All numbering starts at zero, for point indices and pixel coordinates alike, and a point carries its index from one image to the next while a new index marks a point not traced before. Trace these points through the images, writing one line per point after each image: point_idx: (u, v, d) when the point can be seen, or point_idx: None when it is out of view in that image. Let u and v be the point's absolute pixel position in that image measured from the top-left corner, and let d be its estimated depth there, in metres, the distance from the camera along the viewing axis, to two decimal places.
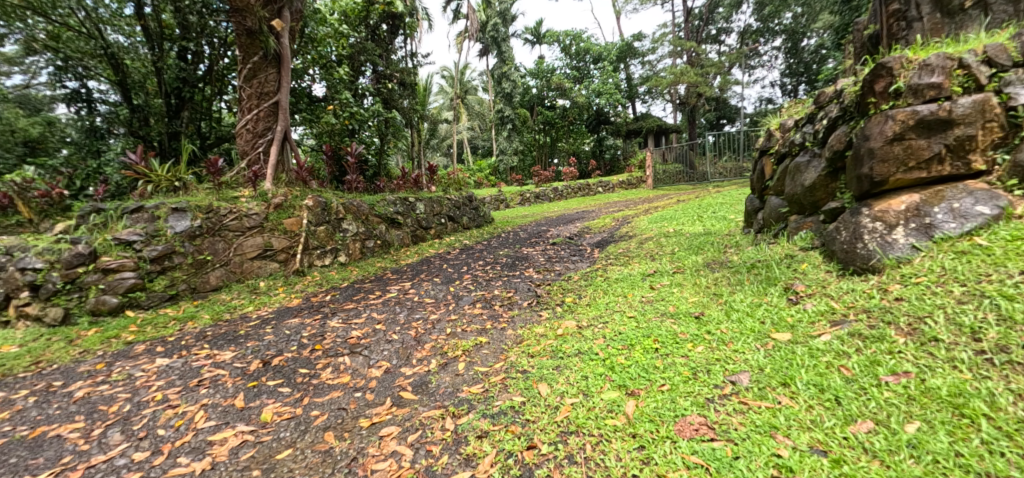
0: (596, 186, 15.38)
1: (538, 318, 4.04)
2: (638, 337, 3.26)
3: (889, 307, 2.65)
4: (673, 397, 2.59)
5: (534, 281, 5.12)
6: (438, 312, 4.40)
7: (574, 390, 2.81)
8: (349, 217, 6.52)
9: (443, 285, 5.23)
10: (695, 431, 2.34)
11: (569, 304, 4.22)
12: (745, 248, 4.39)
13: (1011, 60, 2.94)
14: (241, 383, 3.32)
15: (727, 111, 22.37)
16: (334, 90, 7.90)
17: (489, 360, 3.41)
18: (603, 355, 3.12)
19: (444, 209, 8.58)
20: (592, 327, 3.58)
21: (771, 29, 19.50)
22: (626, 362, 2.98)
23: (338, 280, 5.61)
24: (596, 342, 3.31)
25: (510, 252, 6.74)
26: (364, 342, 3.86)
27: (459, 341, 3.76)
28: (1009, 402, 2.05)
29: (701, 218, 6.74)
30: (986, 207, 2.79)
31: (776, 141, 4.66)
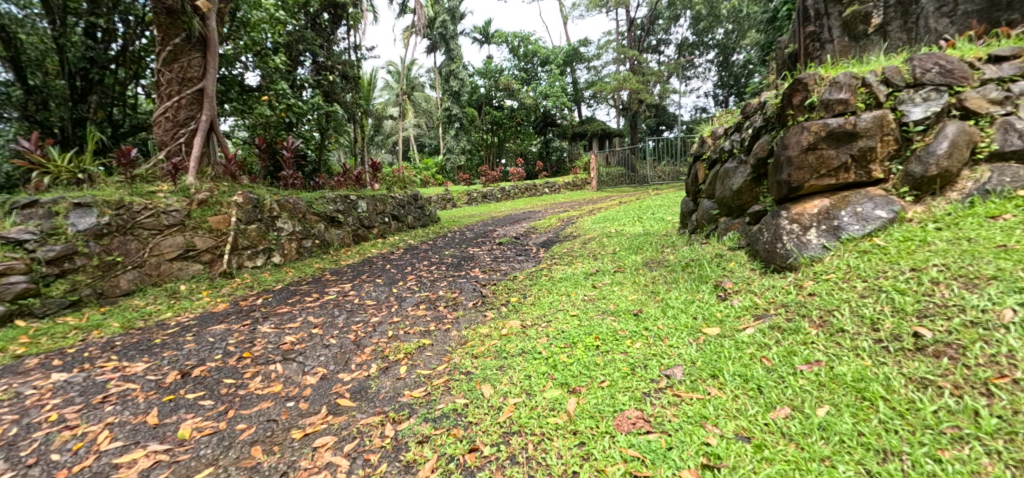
0: (543, 187, 15.60)
1: (483, 319, 4.08)
2: (580, 335, 3.37)
3: (804, 301, 2.91)
4: (613, 393, 2.70)
5: (479, 282, 5.14)
6: (380, 315, 4.34)
7: (516, 390, 2.88)
8: (284, 215, 6.27)
9: (385, 286, 5.15)
10: (633, 425, 2.46)
11: (514, 304, 4.30)
12: (680, 248, 4.64)
13: (903, 82, 3.26)
14: (155, 397, 3.12)
15: (666, 118, 23.44)
16: (269, 79, 7.52)
17: (432, 362, 3.41)
18: (546, 354, 3.21)
19: (388, 208, 8.44)
20: (536, 327, 3.67)
21: (706, 42, 20.64)
22: (569, 360, 3.08)
23: (271, 282, 5.39)
24: (540, 341, 3.40)
25: (456, 252, 6.74)
26: (298, 347, 3.74)
27: (401, 343, 3.73)
28: (902, 385, 2.25)
29: (641, 218, 7.05)
30: (883, 211, 3.10)
31: (708, 147, 4.95)
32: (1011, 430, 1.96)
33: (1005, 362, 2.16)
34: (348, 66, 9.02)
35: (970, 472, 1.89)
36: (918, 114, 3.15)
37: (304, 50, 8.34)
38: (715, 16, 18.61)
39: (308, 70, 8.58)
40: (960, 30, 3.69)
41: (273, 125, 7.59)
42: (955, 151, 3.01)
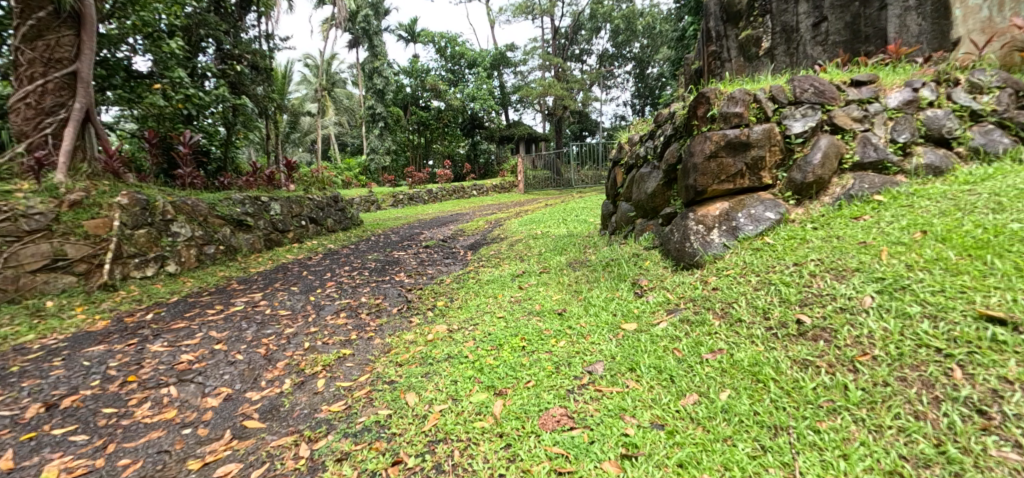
0: (470, 189, 15.62)
1: (408, 325, 4.06)
2: (506, 336, 3.47)
3: (708, 296, 3.20)
4: (538, 392, 2.81)
5: (404, 286, 5.11)
6: (295, 326, 4.19)
7: (442, 397, 2.90)
8: (180, 218, 5.84)
9: (301, 294, 4.96)
10: (557, 423, 2.57)
11: (440, 308, 4.32)
12: (601, 248, 4.90)
13: (786, 99, 3.69)
14: (11, 437, 2.77)
15: (589, 124, 24.39)
16: (163, 65, 6.76)
17: (353, 373, 3.36)
18: (472, 358, 3.27)
19: (304, 210, 8.08)
20: (462, 330, 3.72)
21: (625, 54, 21.79)
22: (495, 362, 3.16)
23: (164, 294, 4.97)
24: (466, 345, 3.46)
25: (380, 256, 6.62)
26: (197, 367, 3.53)
27: (319, 355, 3.64)
28: (788, 366, 2.49)
29: (565, 220, 7.33)
30: (772, 213, 3.50)
31: (625, 153, 5.28)
32: (872, 400, 2.17)
33: (865, 340, 2.41)
34: (258, 56, 8.55)
35: (842, 438, 2.10)
36: (798, 128, 3.59)
37: (207, 36, 7.68)
38: (632, 31, 19.77)
39: (211, 58, 7.94)
40: (830, 56, 4.63)
41: (167, 117, 6.81)
42: (827, 161, 3.47)
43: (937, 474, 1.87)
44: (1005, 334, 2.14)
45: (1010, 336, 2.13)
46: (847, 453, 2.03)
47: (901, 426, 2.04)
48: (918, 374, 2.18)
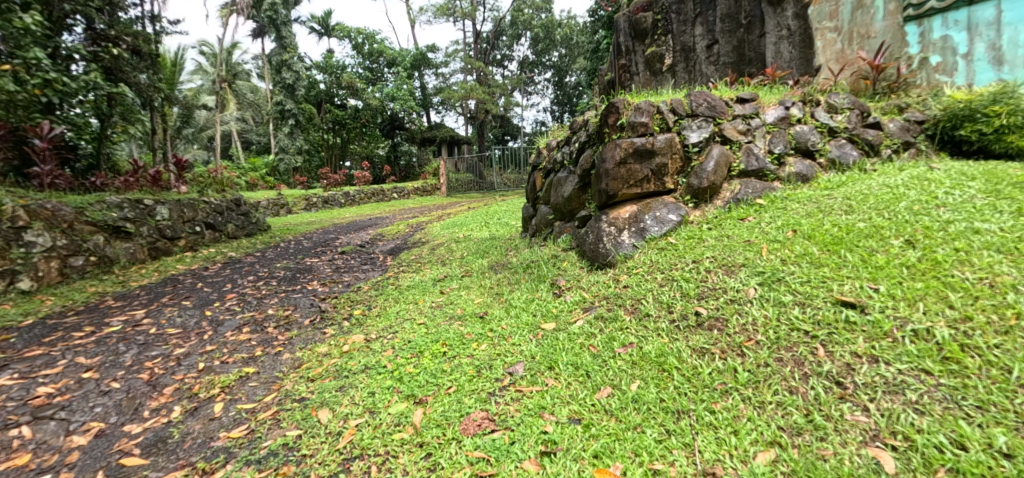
0: (391, 191, 15.21)
1: (321, 337, 3.93)
2: (427, 343, 3.48)
3: (620, 293, 3.42)
4: (460, 397, 2.84)
5: (318, 296, 4.93)
6: (188, 345, 3.90)
7: (359, 410, 2.86)
8: (37, 225, 5.20)
9: (195, 309, 4.61)
10: (478, 427, 2.60)
11: (357, 316, 4.22)
12: (522, 250, 5.05)
13: (685, 112, 4.06)
14: None
15: (510, 128, 24.77)
16: (14, 43, 5.43)
17: (257, 393, 3.21)
18: (391, 367, 3.25)
19: (200, 215, 7.49)
20: (381, 339, 3.68)
21: (545, 62, 22.42)
22: (415, 370, 3.17)
23: (17, 315, 4.37)
24: (385, 354, 3.43)
25: (290, 264, 6.30)
26: (59, 400, 3.16)
27: (217, 376, 3.43)
28: (688, 355, 2.72)
29: (488, 223, 7.43)
30: (674, 215, 3.83)
31: (544, 158, 5.49)
32: (756, 380, 2.43)
33: (750, 327, 2.72)
34: (141, 39, 7.30)
35: (733, 416, 2.31)
36: (695, 138, 3.98)
37: (73, 11, 6.36)
38: (551, 40, 20.37)
39: (78, 38, 6.60)
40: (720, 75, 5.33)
41: (19, 105, 5.66)
42: (718, 168, 3.88)
43: (806, 440, 2.12)
44: (854, 315, 2.51)
45: (859, 317, 2.50)
46: (737, 428, 2.25)
47: (779, 400, 2.30)
48: (791, 355, 2.48)
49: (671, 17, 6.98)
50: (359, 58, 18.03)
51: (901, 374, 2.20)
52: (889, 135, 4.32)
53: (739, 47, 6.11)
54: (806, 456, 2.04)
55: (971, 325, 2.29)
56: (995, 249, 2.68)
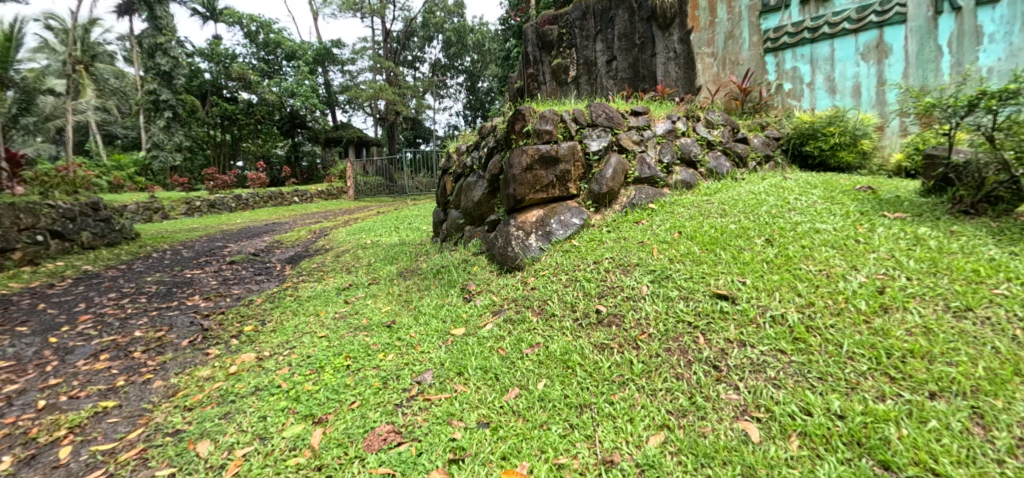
0: (291, 196, 14.26)
1: (203, 359, 3.62)
2: (328, 357, 3.36)
3: (528, 295, 3.56)
4: (363, 412, 2.77)
5: (200, 312, 4.52)
6: (24, 380, 3.41)
7: (247, 438, 2.68)
8: None
9: (35, 336, 4.04)
10: (383, 441, 2.55)
11: (248, 334, 3.93)
12: (432, 256, 5.04)
13: (586, 122, 4.33)
14: None
15: (422, 131, 24.52)
16: None
17: (120, 430, 2.87)
18: (287, 386, 3.09)
19: (41, 222, 6.53)
20: (275, 357, 3.49)
21: (456, 66, 22.47)
22: (314, 387, 3.04)
23: None
24: (280, 372, 3.25)
25: (166, 277, 5.71)
26: None
27: (66, 414, 3.02)
28: (590, 351, 2.90)
29: (398, 228, 7.30)
30: (577, 218, 4.07)
31: (454, 162, 5.54)
32: (649, 370, 2.66)
33: (643, 321, 2.98)
34: None
35: (630, 405, 2.51)
36: (595, 146, 4.26)
37: None
38: (462, 44, 20.47)
39: None
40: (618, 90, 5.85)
41: None
42: (616, 175, 4.19)
43: (690, 420, 2.35)
44: (727, 306, 2.86)
45: (730, 307, 2.85)
46: (633, 416, 2.44)
47: (668, 387, 2.54)
48: (677, 344, 2.75)
49: (575, 31, 7.42)
50: (252, 44, 16.85)
51: (764, 355, 2.53)
52: (754, 149, 5.03)
53: (635, 64, 6.74)
54: (689, 434, 2.27)
55: (814, 308, 2.70)
56: (832, 245, 3.18)
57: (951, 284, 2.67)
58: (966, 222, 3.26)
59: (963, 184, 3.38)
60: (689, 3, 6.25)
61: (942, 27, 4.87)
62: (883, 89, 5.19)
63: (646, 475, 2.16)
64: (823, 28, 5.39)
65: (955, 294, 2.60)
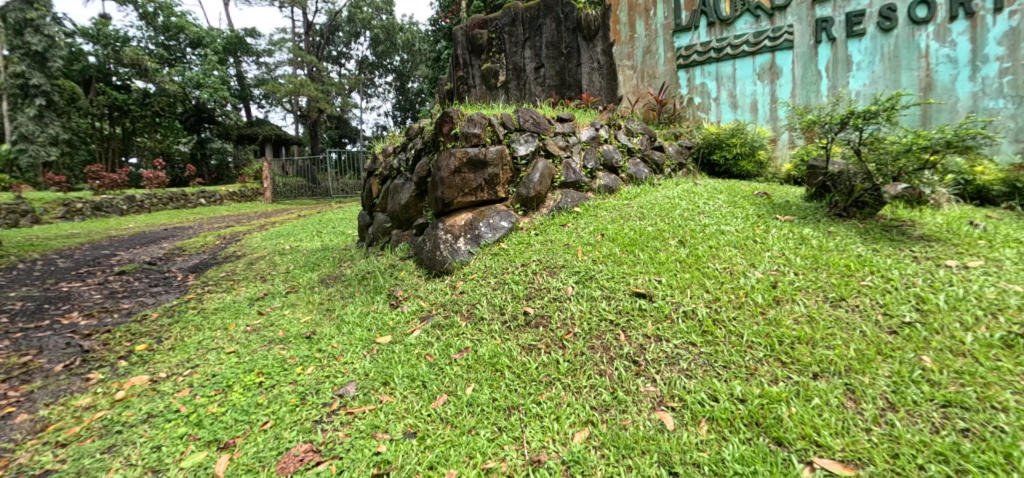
0: (196, 196, 13.16)
1: (83, 386, 3.24)
2: (238, 374, 3.14)
3: (456, 300, 3.55)
4: (278, 433, 2.62)
5: (80, 332, 4.03)
6: None
7: (138, 471, 2.45)
8: None
9: None
10: (300, 461, 2.43)
11: (139, 354, 3.58)
12: (357, 261, 4.88)
13: (513, 126, 4.40)
14: None
15: (348, 131, 23.70)
16: None
17: None
18: (187, 410, 2.85)
19: None
20: (174, 378, 3.21)
21: (384, 64, 21.92)
22: (219, 409, 2.83)
23: None
24: (179, 396, 3.00)
25: (35, 292, 5.06)
26: None
27: None
28: (518, 353, 2.95)
29: (320, 232, 7.00)
30: (505, 221, 4.12)
31: (380, 164, 5.40)
32: (574, 368, 2.75)
33: (568, 321, 3.08)
34: None
35: (556, 404, 2.58)
36: (523, 151, 4.34)
37: None
38: (391, 42, 20.02)
39: None
40: None
41: None
42: (543, 179, 4.29)
43: (612, 414, 2.46)
44: (645, 303, 3.03)
45: (648, 304, 3.02)
46: (559, 415, 2.51)
47: (592, 383, 2.64)
48: (600, 342, 2.87)
49: (505, 37, 7.52)
50: (148, 28, 15.22)
51: (677, 348, 2.71)
52: (669, 157, 5.38)
53: (561, 72, 6.98)
54: (612, 428, 2.38)
55: (719, 303, 2.93)
56: (734, 244, 3.47)
57: (829, 277, 3.01)
58: (840, 224, 3.71)
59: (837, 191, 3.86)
60: (611, 17, 6.59)
61: (821, 55, 5.42)
62: (775, 107, 5.73)
63: (571, 471, 2.23)
64: (726, 49, 5.88)
65: (832, 286, 2.94)
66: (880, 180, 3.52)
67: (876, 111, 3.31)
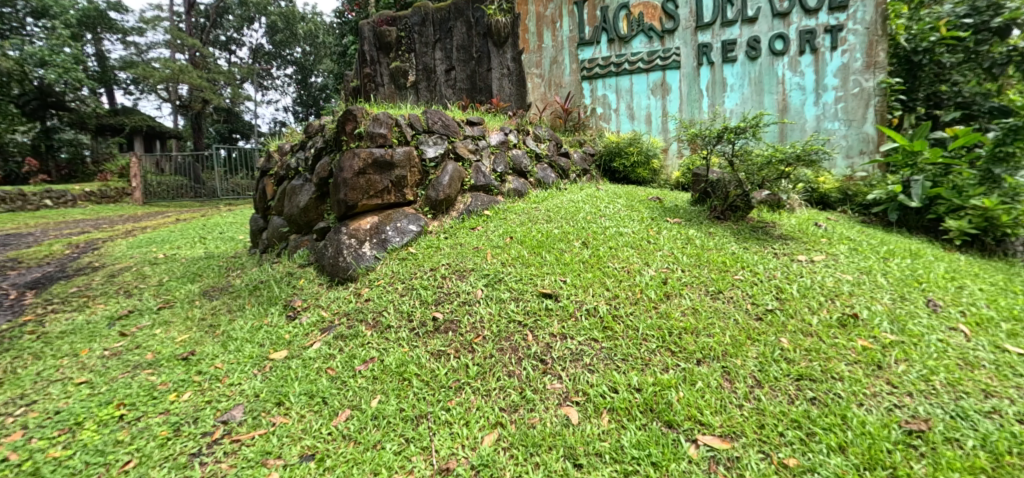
0: (41, 197, 11.26)
1: None
2: (94, 408, 2.72)
3: (361, 308, 3.38)
4: (145, 472, 2.31)
5: None
6: None
7: None
8: None
9: None
10: None
11: None
12: (248, 270, 4.49)
13: (421, 127, 4.30)
14: None
15: (240, 126, 21.86)
16: None
17: None
18: (22, 456, 2.41)
19: None
20: (4, 419, 2.70)
21: (283, 55, 20.48)
22: (67, 451, 2.43)
23: None
24: (11, 440, 2.52)
25: None
26: None
27: None
28: (427, 360, 2.87)
29: (204, 239, 6.35)
30: (414, 225, 4.02)
31: (274, 163, 5.01)
32: (483, 371, 2.74)
33: (478, 324, 3.05)
34: None
35: (465, 409, 2.54)
36: (432, 153, 4.26)
37: None
38: (291, 33, 18.76)
39: None
40: None
41: None
42: (453, 182, 4.24)
43: (520, 414, 2.48)
44: (550, 303, 3.09)
45: (553, 304, 3.09)
46: (468, 420, 2.48)
47: (501, 384, 2.64)
48: (509, 343, 2.89)
49: (415, 37, 7.37)
50: None
51: (581, 345, 2.80)
52: (575, 162, 5.58)
53: (472, 76, 7.06)
54: (520, 428, 2.39)
55: (618, 300, 3.08)
56: (631, 245, 3.68)
57: (709, 273, 3.30)
58: (719, 226, 4.08)
59: (716, 196, 4.24)
60: (520, 26, 6.69)
61: (702, 76, 5.97)
62: (666, 120, 6.18)
63: (480, 475, 2.21)
64: (624, 65, 6.23)
65: (712, 280, 3.22)
66: (748, 187, 3.94)
67: (743, 127, 3.70)
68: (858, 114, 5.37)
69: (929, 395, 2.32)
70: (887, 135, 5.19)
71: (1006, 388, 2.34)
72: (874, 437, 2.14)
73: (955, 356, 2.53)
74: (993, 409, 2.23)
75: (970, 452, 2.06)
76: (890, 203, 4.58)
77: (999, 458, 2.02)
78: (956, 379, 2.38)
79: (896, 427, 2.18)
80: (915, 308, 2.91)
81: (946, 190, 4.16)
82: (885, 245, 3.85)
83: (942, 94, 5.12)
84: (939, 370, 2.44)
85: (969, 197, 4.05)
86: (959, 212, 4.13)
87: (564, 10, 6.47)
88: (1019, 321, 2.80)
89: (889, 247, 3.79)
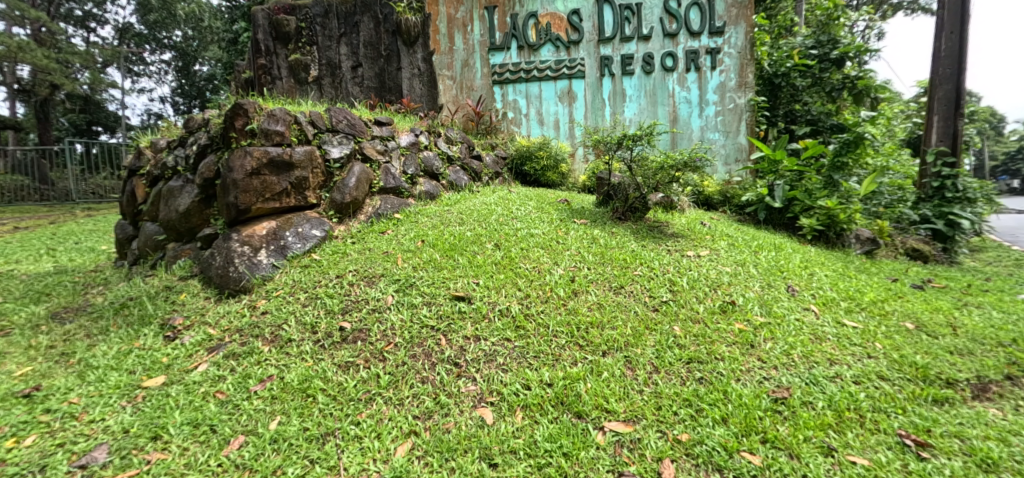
0: None
1: None
2: None
3: (257, 322, 3.06)
4: None
5: None
6: None
7: None
8: None
9: None
10: None
11: None
12: (115, 285, 3.89)
13: (324, 126, 4.01)
14: None
15: (103, 116, 19.14)
16: None
17: None
18: None
19: None
20: None
21: (159, 38, 18.28)
22: None
23: None
24: None
25: None
26: None
27: None
28: (333, 373, 2.66)
29: (53, 251, 5.42)
30: (317, 230, 3.74)
31: (146, 161, 4.40)
32: (395, 380, 2.59)
33: (389, 332, 2.89)
34: None
35: (377, 420, 2.39)
36: (336, 153, 4.00)
37: None
38: (168, 13, 16.79)
39: None
40: None
41: None
42: (360, 184, 4.02)
43: (435, 420, 2.37)
44: (464, 306, 3.01)
45: (467, 306, 3.01)
46: (379, 432, 2.32)
47: (414, 392, 2.51)
48: (422, 349, 2.77)
49: (316, 29, 6.88)
50: None
51: (495, 346, 2.75)
52: (487, 166, 5.55)
53: (380, 75, 6.77)
54: (434, 434, 2.29)
55: (530, 300, 3.08)
56: (541, 245, 3.72)
57: (612, 270, 3.42)
58: (621, 226, 4.27)
59: (618, 199, 4.44)
60: (430, 26, 6.52)
61: (605, 86, 6.24)
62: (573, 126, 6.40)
63: None
64: (533, 71, 6.33)
65: (615, 276, 3.35)
66: (645, 190, 4.17)
67: (640, 135, 3.90)
68: (733, 127, 5.96)
69: (790, 367, 2.58)
70: (756, 146, 5.83)
71: (845, 355, 2.67)
72: (749, 407, 2.32)
73: (808, 332, 2.85)
74: (836, 374, 2.53)
75: (820, 411, 2.30)
76: (759, 203, 5.04)
77: (841, 414, 2.29)
78: (809, 351, 2.68)
79: (766, 396, 2.38)
80: (778, 293, 3.25)
81: (799, 193, 4.70)
82: (756, 240, 4.27)
83: (797, 111, 5.83)
84: (796, 345, 2.72)
85: (816, 199, 4.65)
86: (809, 212, 4.68)
87: (475, 14, 6.42)
88: (853, 300, 3.26)
89: (757, 241, 4.20)
